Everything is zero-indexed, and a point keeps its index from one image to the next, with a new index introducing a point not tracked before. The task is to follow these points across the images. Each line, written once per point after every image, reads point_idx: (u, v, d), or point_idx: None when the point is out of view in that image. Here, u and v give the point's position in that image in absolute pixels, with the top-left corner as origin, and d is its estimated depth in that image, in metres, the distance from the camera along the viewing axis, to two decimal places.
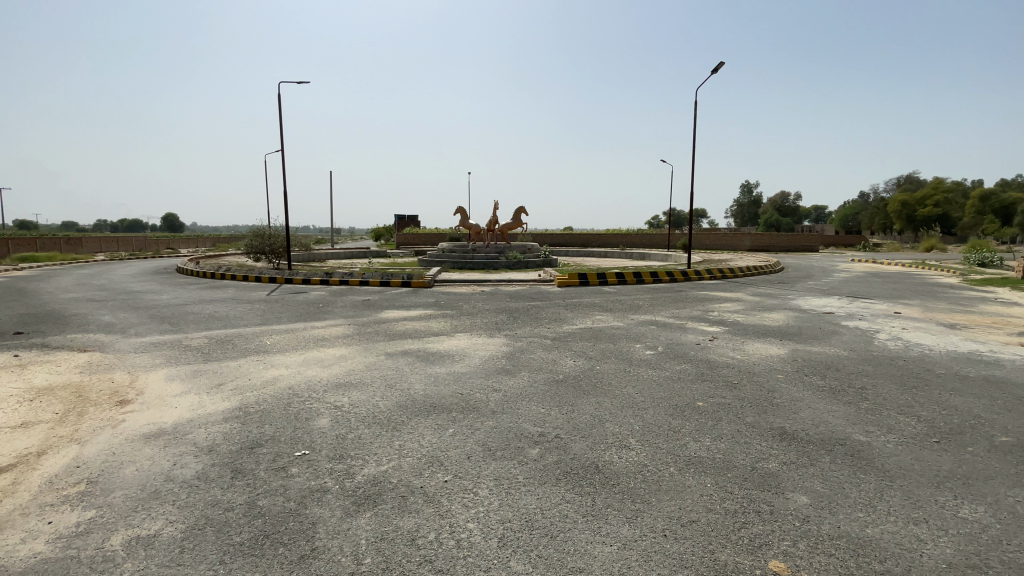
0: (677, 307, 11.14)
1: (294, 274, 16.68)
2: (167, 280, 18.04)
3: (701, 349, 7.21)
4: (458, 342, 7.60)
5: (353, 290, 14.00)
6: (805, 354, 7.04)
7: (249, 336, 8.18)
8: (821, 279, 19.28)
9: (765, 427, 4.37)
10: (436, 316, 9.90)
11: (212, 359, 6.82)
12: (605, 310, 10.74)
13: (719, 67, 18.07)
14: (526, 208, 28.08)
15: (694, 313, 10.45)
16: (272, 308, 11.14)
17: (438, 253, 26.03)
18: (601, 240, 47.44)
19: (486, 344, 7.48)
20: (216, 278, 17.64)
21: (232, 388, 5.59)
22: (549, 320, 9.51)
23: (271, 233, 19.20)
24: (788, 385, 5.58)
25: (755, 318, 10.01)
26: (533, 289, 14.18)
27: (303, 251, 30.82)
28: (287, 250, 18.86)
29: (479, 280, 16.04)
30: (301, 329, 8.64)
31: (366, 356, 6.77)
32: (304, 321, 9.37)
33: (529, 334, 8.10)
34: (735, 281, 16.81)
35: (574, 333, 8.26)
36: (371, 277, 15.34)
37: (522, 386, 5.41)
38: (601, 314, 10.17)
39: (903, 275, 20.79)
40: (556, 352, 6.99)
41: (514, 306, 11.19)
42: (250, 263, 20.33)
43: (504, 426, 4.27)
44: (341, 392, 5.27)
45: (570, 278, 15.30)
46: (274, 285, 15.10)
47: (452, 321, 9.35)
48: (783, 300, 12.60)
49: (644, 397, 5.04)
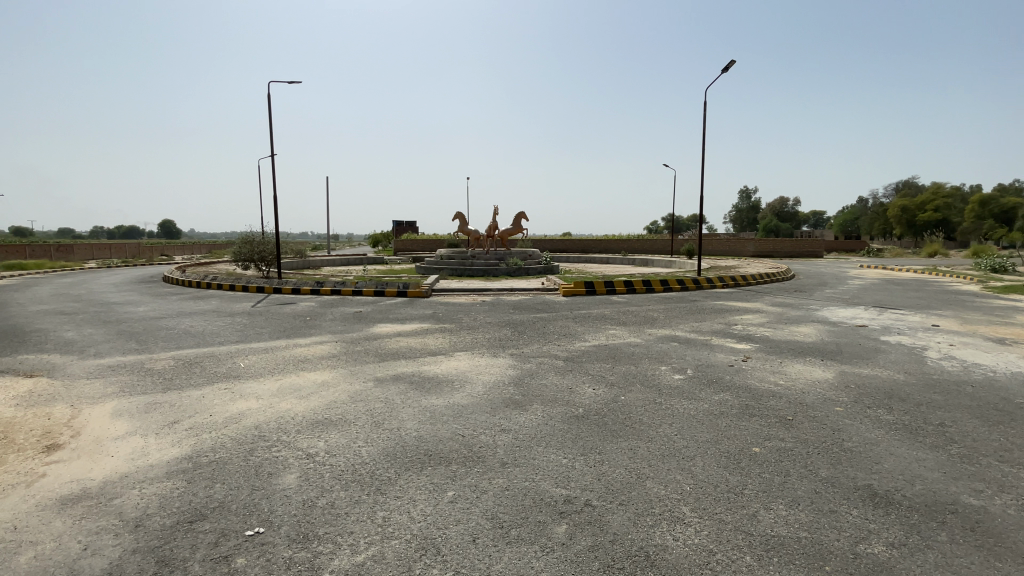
0: (696, 320, 10.23)
1: (283, 283, 15.76)
2: (150, 289, 17.12)
3: (736, 373, 6.30)
4: (457, 364, 6.68)
5: (345, 300, 13.07)
6: (856, 379, 6.14)
7: (224, 356, 7.26)
8: (837, 287, 18.42)
9: (848, 486, 3.46)
10: (433, 331, 8.97)
11: (174, 387, 5.89)
12: (618, 323, 9.83)
13: (730, 65, 17.20)
14: (526, 213, 27.28)
15: (716, 327, 9.54)
16: (254, 321, 10.21)
17: (436, 260, 25.15)
18: (601, 246, 46.64)
19: (489, 366, 6.56)
20: (202, 288, 16.71)
21: (188, 428, 4.67)
22: (558, 335, 8.60)
23: (260, 240, 18.28)
24: (854, 423, 4.68)
25: (785, 332, 9.12)
26: (537, 299, 13.26)
27: (297, 258, 29.98)
28: (277, 257, 17.94)
29: (480, 289, 15.15)
30: (282, 348, 7.73)
31: (351, 383, 5.85)
32: (287, 338, 8.44)
33: (538, 353, 7.20)
34: (749, 290, 15.93)
35: (588, 352, 7.34)
36: (365, 286, 14.43)
37: (537, 425, 4.48)
38: (615, 329, 9.26)
39: (920, 282, 19.98)
40: (571, 376, 6.08)
41: (519, 319, 10.28)
42: (239, 272, 19.41)
43: (517, 487, 3.36)
44: (316, 435, 4.35)
45: (576, 287, 14.40)
46: (261, 295, 14.18)
47: (450, 338, 8.44)
48: (807, 311, 11.70)
49: (686, 443, 4.12)
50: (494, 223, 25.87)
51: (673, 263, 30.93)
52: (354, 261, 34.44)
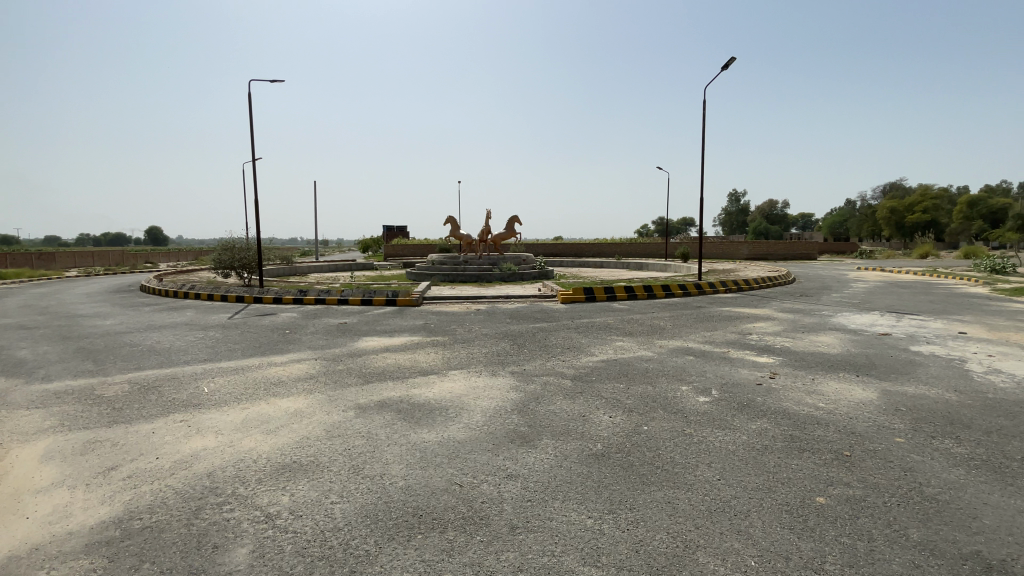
0: (707, 330, 9.52)
1: (265, 292, 14.86)
2: (123, 299, 16.13)
3: (769, 394, 5.57)
4: (452, 386, 5.88)
5: (330, 311, 12.21)
6: (904, 400, 5.44)
7: (187, 380, 6.42)
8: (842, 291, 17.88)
9: (951, 555, 2.75)
10: (424, 346, 8.16)
11: (121, 420, 5.06)
12: (626, 334, 9.09)
13: (731, 63, 16.62)
14: (519, 216, 26.57)
15: (731, 337, 8.82)
16: (229, 336, 9.35)
17: (427, 266, 24.34)
18: (595, 250, 46.10)
19: (488, 388, 5.79)
20: (178, 298, 15.76)
21: (126, 477, 3.83)
22: (562, 349, 7.83)
23: (241, 247, 17.35)
24: (924, 462, 3.97)
25: (806, 343, 8.43)
26: (535, 307, 12.49)
27: (283, 265, 29.00)
28: (259, 264, 17.04)
29: (473, 296, 14.37)
30: (255, 368, 6.88)
31: (328, 413, 5.04)
32: (261, 355, 7.61)
33: (542, 371, 6.42)
34: (754, 295, 15.30)
35: (598, 369, 6.57)
36: (351, 294, 13.59)
37: (550, 468, 3.72)
38: (622, 340, 8.54)
39: (924, 285, 19.53)
40: (582, 400, 5.32)
41: (517, 330, 9.49)
42: (219, 280, 18.45)
43: (535, 566, 2.60)
44: (281, 486, 3.55)
45: (575, 293, 13.67)
46: (239, 306, 13.27)
47: (444, 353, 7.65)
48: (822, 318, 11.03)
49: (734, 493, 3.38)
50: (487, 227, 25.07)
51: (668, 266, 30.22)
52: (342, 267, 33.54)
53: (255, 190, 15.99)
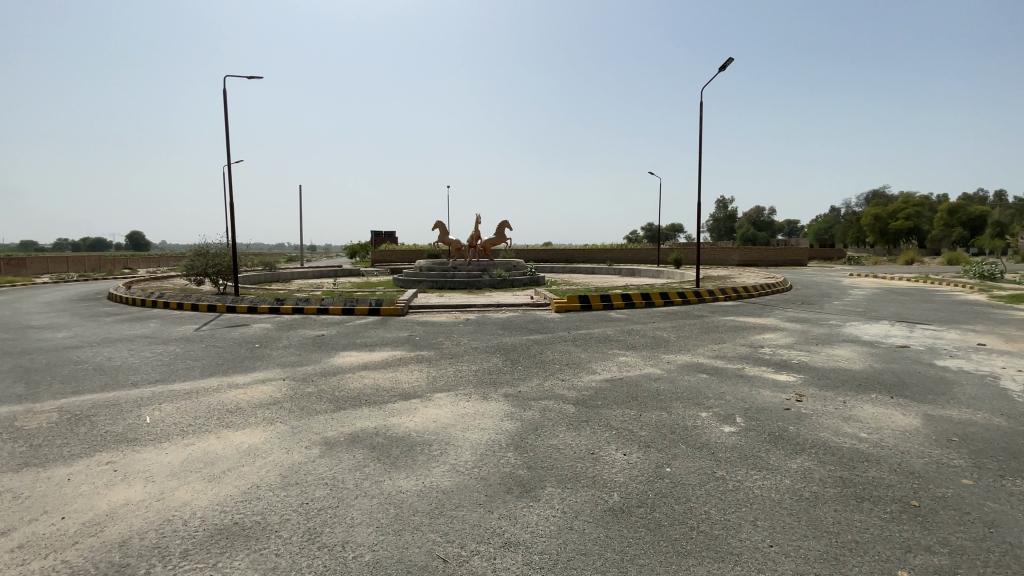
0: (714, 342, 8.83)
1: (238, 301, 13.92)
2: (87, 309, 15.08)
3: (800, 423, 4.87)
4: (436, 413, 5.10)
5: (307, 322, 11.35)
6: (955, 427, 4.76)
7: (131, 408, 5.57)
8: (843, 298, 17.38)
9: None
10: (407, 362, 7.35)
11: (35, 463, 4.20)
12: (628, 347, 8.36)
13: (728, 63, 16.08)
14: (509, 222, 25.90)
15: (741, 351, 8.14)
16: (192, 351, 8.47)
17: (415, 273, 23.52)
18: (586, 256, 45.63)
19: (479, 416, 5.02)
20: (146, 308, 14.75)
21: (14, 549, 2.99)
22: (560, 365, 7.08)
23: (215, 253, 16.40)
24: (1009, 514, 3.26)
25: (823, 357, 7.77)
26: (528, 316, 11.73)
27: (264, 272, 27.98)
28: (234, 271, 16.08)
29: (462, 305, 13.57)
30: (212, 392, 6.05)
31: (288, 451, 4.23)
32: (222, 375, 6.76)
33: (541, 394, 5.66)
34: (755, 303, 14.71)
35: (602, 391, 5.82)
36: (331, 303, 12.73)
37: (558, 531, 2.95)
38: (626, 355, 7.82)
39: (923, 292, 19.15)
40: (588, 431, 4.57)
41: (510, 343, 8.73)
42: (192, 288, 17.44)
43: None
44: (209, 564, 2.74)
45: (569, 302, 12.95)
46: (209, 316, 12.34)
47: (428, 371, 6.86)
48: (832, 328, 10.41)
49: (794, 568, 2.65)
50: (476, 232, 24.33)
51: (661, 273, 29.70)
52: (327, 274, 32.57)
53: (230, 193, 15.11)
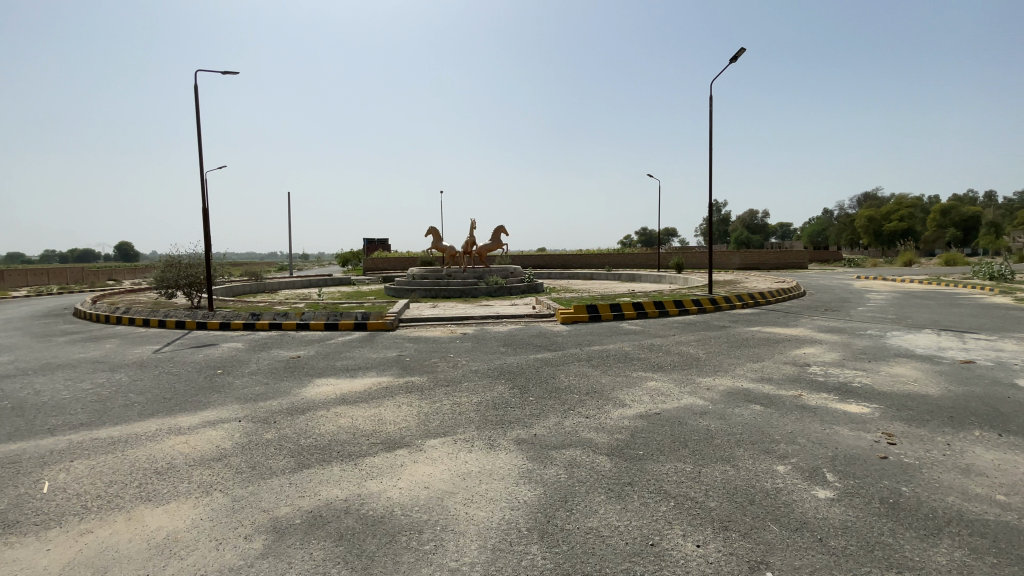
0: (751, 360, 7.62)
1: (210, 316, 12.59)
2: (43, 328, 13.67)
3: (911, 481, 3.69)
4: (428, 474, 3.84)
5: (284, 341, 10.06)
6: None
7: (30, 470, 4.29)
8: (863, 302, 16.29)
9: None
10: (394, 393, 6.11)
11: None
12: (654, 368, 7.14)
13: (739, 54, 15.01)
14: (504, 227, 24.76)
15: (787, 371, 6.93)
16: (140, 382, 7.18)
17: (407, 282, 22.27)
18: (583, 262, 44.52)
19: (485, 477, 3.78)
20: (109, 325, 13.37)
21: None
22: (579, 394, 5.86)
23: (188, 263, 15.05)
24: None
25: (886, 378, 6.58)
26: (531, 330, 10.50)
27: (249, 284, 26.59)
28: (208, 283, 14.74)
29: (458, 317, 12.32)
30: (144, 445, 4.78)
31: (218, 548, 2.98)
32: (165, 418, 5.49)
33: (563, 440, 4.45)
34: (775, 310, 13.58)
35: (638, 433, 4.62)
36: (312, 318, 11.45)
37: None
38: (655, 378, 6.60)
39: (942, 295, 18.20)
40: (636, 501, 3.37)
41: (515, 364, 7.50)
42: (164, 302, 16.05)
43: None
44: None
45: (576, 312, 11.76)
46: (175, 335, 11.02)
47: (419, 406, 5.61)
48: (875, 340, 9.27)
49: None
50: (470, 238, 23.09)
51: (663, 279, 28.64)
52: (315, 284, 31.24)
53: (202, 198, 13.84)
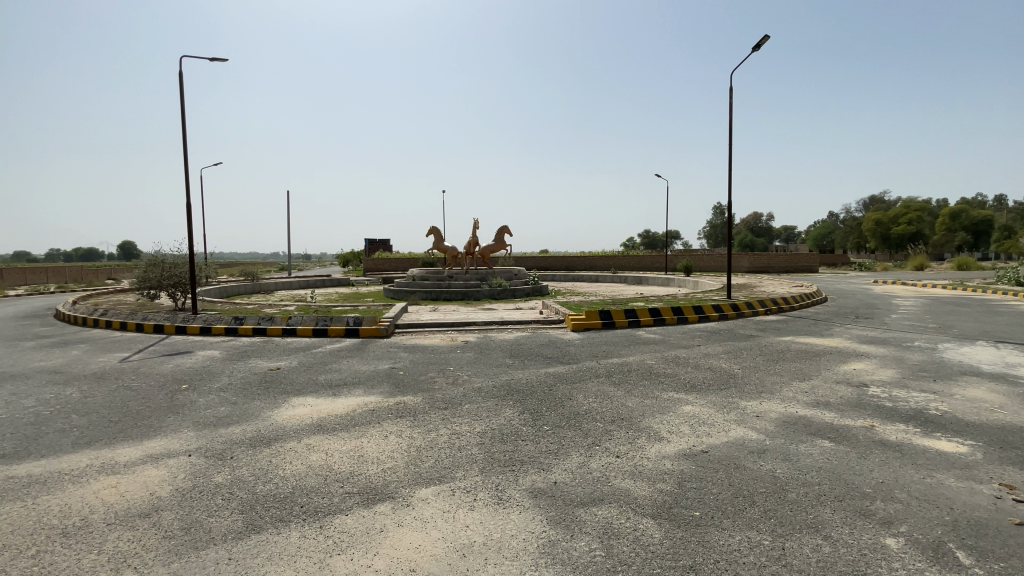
0: (796, 377, 6.60)
1: (190, 319, 11.61)
2: (14, 331, 12.71)
3: None
4: (416, 547, 2.87)
5: (266, 349, 9.08)
6: None
7: None
8: (892, 310, 15.26)
9: None
10: (382, 418, 5.11)
11: None
12: (686, 388, 6.13)
13: (764, 43, 14.02)
14: (509, 227, 23.76)
15: (842, 393, 5.93)
16: (92, 398, 6.22)
17: (406, 283, 21.27)
18: (587, 264, 43.49)
19: (494, 552, 2.79)
20: (82, 329, 12.40)
21: None
22: (605, 423, 4.86)
23: (172, 263, 14.08)
24: None
25: (964, 403, 5.58)
26: (540, 338, 9.50)
27: (243, 284, 25.62)
28: (192, 283, 13.75)
29: (459, 323, 11.31)
30: (61, 488, 3.81)
31: None
32: (102, 449, 4.53)
33: (591, 492, 3.46)
34: (803, 317, 12.55)
35: (687, 481, 3.63)
36: (300, 323, 10.48)
37: None
38: (690, 401, 5.59)
39: (971, 302, 17.21)
40: None
41: (524, 380, 6.52)
42: (146, 303, 15.07)
43: None
44: None
45: (587, 318, 10.76)
46: (149, 342, 10.05)
47: (410, 436, 4.62)
48: (928, 354, 8.24)
49: None
50: (473, 238, 22.05)
51: (672, 282, 27.60)
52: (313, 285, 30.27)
53: (186, 193, 12.88)
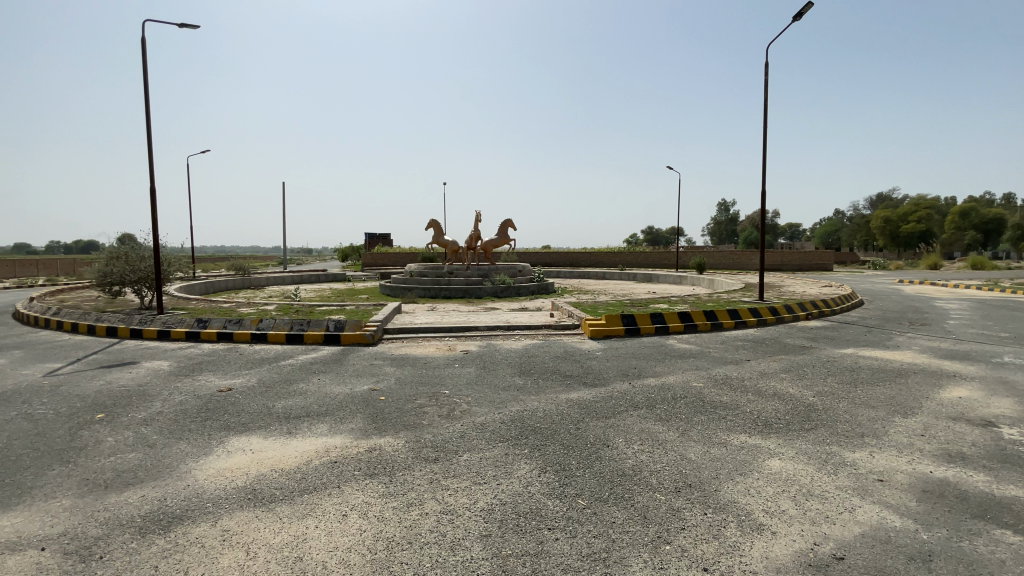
0: (895, 412, 5.09)
1: (148, 321, 10.07)
2: None
3: None
4: None
5: (226, 360, 7.55)
6: None
7: None
8: (941, 313, 13.71)
9: None
10: (343, 480, 3.58)
11: None
12: (758, 427, 4.60)
13: (806, 12, 12.45)
14: (513, 220, 22.21)
15: (971, 440, 4.42)
16: None
17: (402, 280, 19.72)
18: (592, 260, 41.94)
19: None
20: (29, 331, 10.86)
21: None
22: (667, 495, 3.33)
23: (138, 255, 12.54)
24: None
25: None
26: (555, 350, 7.95)
27: (231, 278, 24.17)
28: (157, 279, 12.20)
29: (458, 326, 9.78)
30: None
31: None
32: None
33: None
34: (851, 323, 11.02)
35: None
36: (273, 326, 8.97)
37: None
38: (774, 453, 4.06)
39: (1019, 306, 15.67)
40: None
41: (541, 411, 4.98)
42: (110, 301, 13.52)
43: None
44: None
45: (608, 324, 9.23)
46: (94, 349, 8.54)
47: (380, 518, 3.08)
48: None
49: None
50: (475, 232, 20.51)
51: (684, 281, 26.01)
52: (306, 280, 28.75)
53: (151, 176, 11.35)
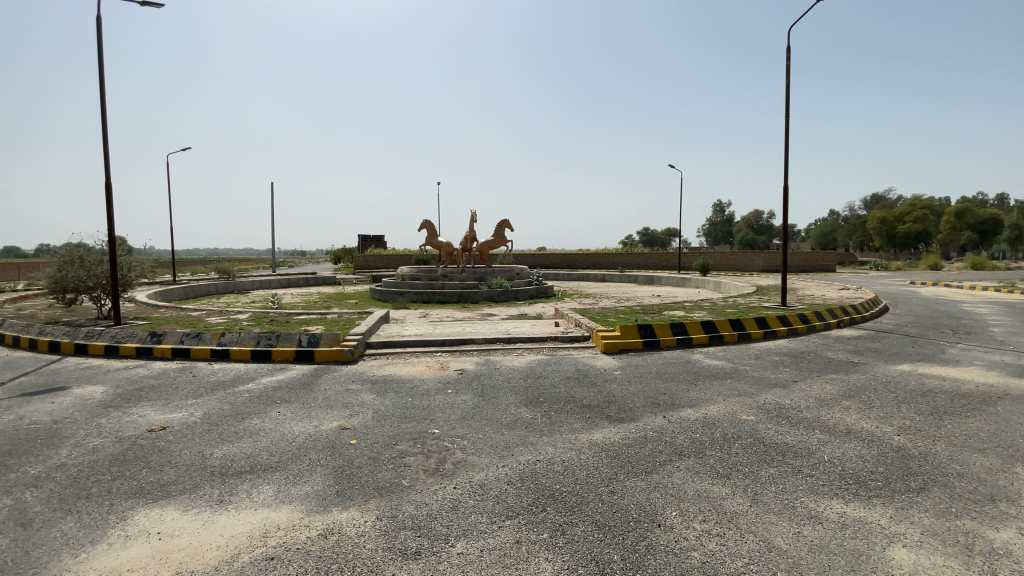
0: (1013, 459, 3.95)
1: (98, 335, 8.83)
2: None
3: None
4: None
5: (174, 384, 6.34)
6: None
7: None
8: (975, 319, 12.64)
9: None
10: None
11: None
12: (853, 488, 3.44)
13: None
14: (509, 220, 21.03)
15: None
16: None
17: (393, 284, 18.51)
18: (590, 262, 40.83)
19: None
20: None
21: None
22: None
23: (95, 260, 11.30)
24: None
25: None
26: (566, 369, 6.76)
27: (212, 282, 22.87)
28: (115, 285, 10.95)
29: (451, 339, 8.58)
30: None
31: None
32: None
33: None
34: (888, 332, 9.91)
35: None
36: (237, 340, 7.76)
37: None
38: (893, 537, 2.88)
39: None
40: None
41: (558, 462, 3.80)
42: (67, 311, 12.25)
43: None
44: None
45: (622, 335, 8.07)
46: (25, 370, 7.30)
47: None
48: None
49: None
50: (470, 233, 19.32)
51: (688, 284, 24.92)
52: (294, 283, 27.47)
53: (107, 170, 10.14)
